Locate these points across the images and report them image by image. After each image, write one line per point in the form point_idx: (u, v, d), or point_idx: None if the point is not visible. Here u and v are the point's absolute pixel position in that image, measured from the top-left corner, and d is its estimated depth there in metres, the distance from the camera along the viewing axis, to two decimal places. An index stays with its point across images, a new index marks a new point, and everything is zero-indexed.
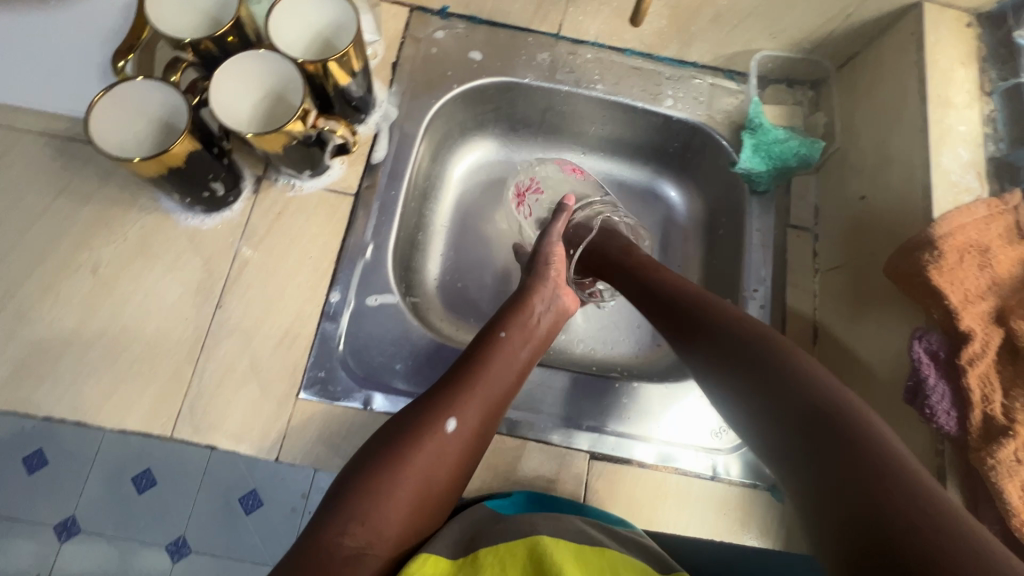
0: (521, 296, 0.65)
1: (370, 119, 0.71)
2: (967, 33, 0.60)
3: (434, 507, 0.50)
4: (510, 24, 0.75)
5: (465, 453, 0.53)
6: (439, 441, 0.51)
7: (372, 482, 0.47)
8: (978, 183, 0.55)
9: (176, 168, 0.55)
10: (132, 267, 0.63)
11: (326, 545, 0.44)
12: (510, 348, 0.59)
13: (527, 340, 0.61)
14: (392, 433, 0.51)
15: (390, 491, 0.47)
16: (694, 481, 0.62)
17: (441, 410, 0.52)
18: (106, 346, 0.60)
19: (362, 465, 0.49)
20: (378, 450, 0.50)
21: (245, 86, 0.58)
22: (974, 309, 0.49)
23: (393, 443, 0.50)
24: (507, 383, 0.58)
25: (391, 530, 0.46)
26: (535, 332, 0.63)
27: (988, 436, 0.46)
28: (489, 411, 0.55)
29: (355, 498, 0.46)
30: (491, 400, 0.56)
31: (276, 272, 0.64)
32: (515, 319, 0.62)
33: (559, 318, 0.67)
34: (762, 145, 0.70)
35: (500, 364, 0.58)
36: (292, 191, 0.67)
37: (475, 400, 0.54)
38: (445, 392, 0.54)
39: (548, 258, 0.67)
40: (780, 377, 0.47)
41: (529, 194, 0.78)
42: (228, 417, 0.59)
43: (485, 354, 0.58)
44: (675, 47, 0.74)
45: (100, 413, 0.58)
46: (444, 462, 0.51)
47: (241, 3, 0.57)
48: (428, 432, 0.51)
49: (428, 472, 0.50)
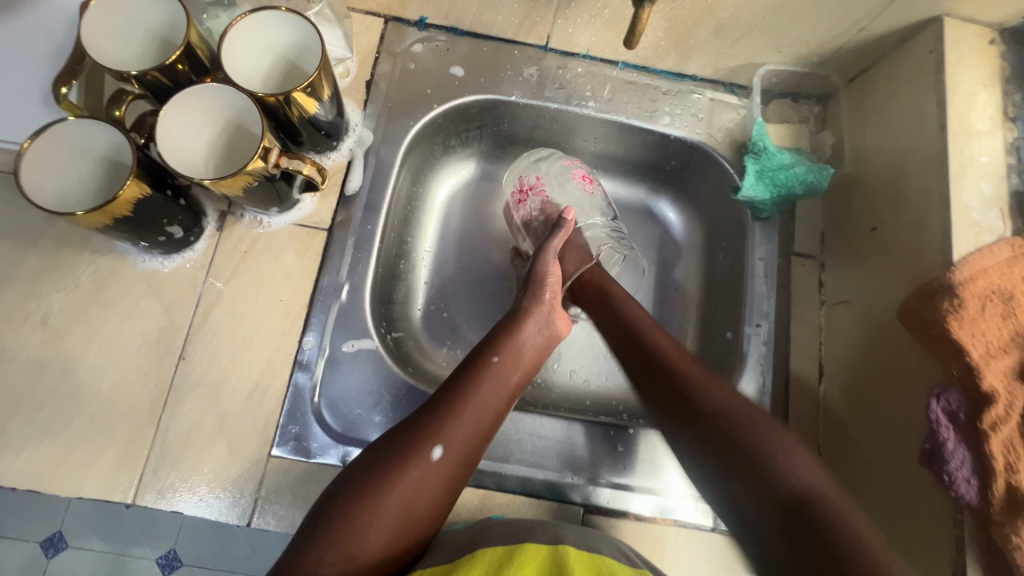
0: (517, 310, 0.60)
1: (343, 145, 0.65)
2: (990, 51, 0.55)
3: (416, 536, 0.46)
4: (494, 36, 0.70)
5: (453, 482, 0.49)
6: (423, 469, 0.47)
7: (352, 509, 0.44)
8: (1002, 222, 0.50)
9: (124, 217, 0.50)
10: (86, 317, 0.58)
11: None
12: (502, 371, 0.54)
13: (520, 361, 0.56)
14: (376, 456, 0.47)
15: (368, 517, 0.44)
16: (693, 534, 0.59)
17: (428, 436, 0.48)
18: (59, 406, 0.55)
19: (344, 490, 0.46)
20: (358, 475, 0.46)
21: (197, 121, 0.54)
22: (996, 365, 0.46)
23: (376, 469, 0.46)
24: (498, 407, 0.53)
25: (368, 558, 0.43)
26: (528, 351, 0.57)
27: (1010, 509, 0.42)
28: (479, 437, 0.50)
29: (334, 525, 0.43)
30: (481, 428, 0.51)
31: (244, 319, 0.60)
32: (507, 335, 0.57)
33: (553, 338, 0.62)
34: (766, 170, 0.66)
35: (493, 386, 0.53)
36: (260, 228, 0.62)
37: (464, 426, 0.49)
38: (434, 414, 0.50)
39: (546, 277, 0.63)
40: (769, 479, 0.46)
41: (530, 195, 0.70)
42: (196, 480, 0.55)
43: (475, 376, 0.53)
44: (673, 60, 0.68)
45: (54, 479, 0.54)
46: (428, 490, 0.47)
47: (189, 26, 0.50)
48: (412, 459, 0.47)
49: (411, 501, 0.46)
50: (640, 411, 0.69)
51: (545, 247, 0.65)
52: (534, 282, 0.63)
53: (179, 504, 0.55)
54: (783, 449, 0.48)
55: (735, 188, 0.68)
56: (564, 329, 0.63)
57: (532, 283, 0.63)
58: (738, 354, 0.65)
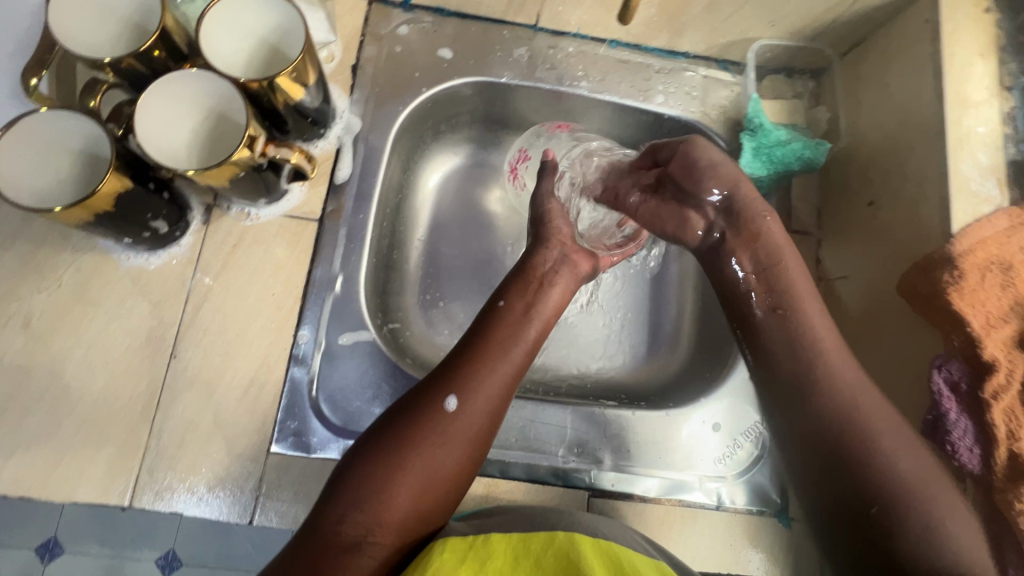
0: (527, 257, 0.58)
1: (331, 132, 0.63)
2: (986, 20, 0.55)
3: (444, 495, 0.44)
4: (482, 15, 0.68)
5: (478, 437, 0.46)
6: (442, 424, 0.44)
7: (370, 469, 0.42)
8: (999, 192, 0.50)
9: (104, 213, 0.47)
10: (71, 318, 0.56)
11: (324, 534, 0.40)
12: (514, 316, 0.52)
13: (534, 305, 0.54)
14: (393, 417, 0.45)
15: (388, 477, 0.42)
16: (698, 512, 0.59)
17: (440, 387, 0.46)
18: (48, 410, 0.54)
19: (365, 449, 0.44)
20: (376, 435, 0.44)
21: (177, 111, 0.52)
22: (997, 335, 0.46)
23: (395, 428, 0.44)
24: (519, 355, 0.50)
25: (394, 513, 0.41)
26: (544, 296, 0.55)
27: (1013, 476, 0.44)
28: (502, 384, 0.48)
29: (353, 484, 0.42)
30: (501, 379, 0.48)
31: (236, 314, 0.58)
32: (520, 284, 0.55)
33: (575, 279, 0.59)
34: (763, 148, 0.65)
35: (507, 332, 0.51)
36: (248, 220, 0.60)
37: (481, 375, 0.47)
38: (448, 366, 0.48)
39: (548, 218, 0.61)
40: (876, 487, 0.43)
41: (520, 166, 0.72)
42: (194, 480, 0.54)
43: (486, 325, 0.51)
44: (665, 37, 0.67)
45: (47, 485, 0.53)
46: (453, 448, 0.44)
47: (164, 10, 0.48)
48: (427, 413, 0.45)
49: (434, 455, 0.43)
50: (643, 394, 0.68)
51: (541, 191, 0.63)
52: (536, 223, 0.61)
53: (180, 505, 0.54)
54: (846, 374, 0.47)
55: (731, 167, 0.67)
56: (587, 265, 0.61)
57: (535, 224, 0.61)
58: None
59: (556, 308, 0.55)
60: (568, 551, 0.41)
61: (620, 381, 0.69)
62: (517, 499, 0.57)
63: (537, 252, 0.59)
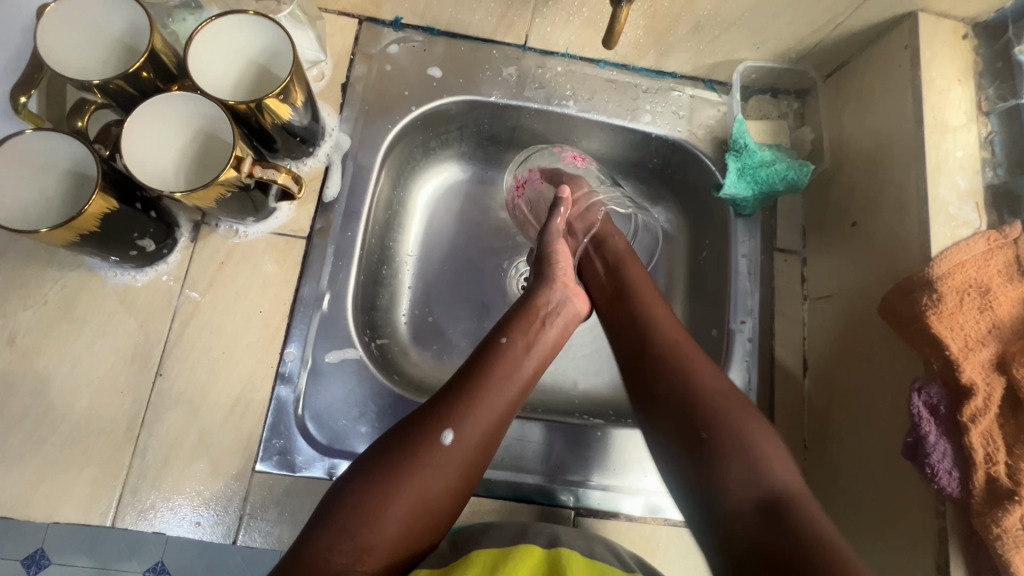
0: (529, 296, 0.58)
1: (320, 150, 0.64)
2: (963, 46, 0.56)
3: (432, 524, 0.44)
4: (471, 35, 0.68)
5: (469, 470, 0.46)
6: (435, 457, 0.44)
7: (363, 499, 0.42)
8: (977, 215, 0.51)
9: (90, 233, 0.48)
10: (55, 336, 0.56)
11: (312, 562, 0.40)
12: (514, 354, 0.52)
13: (534, 344, 0.54)
14: (387, 446, 0.45)
15: (381, 507, 0.42)
16: (683, 531, 0.59)
17: (438, 420, 0.46)
18: (30, 428, 0.54)
19: (357, 477, 0.44)
20: (370, 465, 0.44)
21: (166, 133, 0.52)
22: (975, 358, 0.47)
23: (390, 457, 0.44)
24: (514, 391, 0.50)
25: (383, 542, 0.41)
26: (543, 335, 0.55)
27: (991, 498, 0.44)
28: (497, 419, 0.48)
29: (345, 511, 0.42)
30: (496, 414, 0.48)
31: (222, 332, 0.58)
32: (522, 321, 0.55)
33: (573, 318, 0.59)
34: (747, 168, 0.65)
35: (506, 368, 0.51)
36: (237, 237, 0.60)
37: (478, 410, 0.47)
38: (446, 398, 0.48)
39: (552, 255, 0.61)
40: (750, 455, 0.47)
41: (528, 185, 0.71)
42: (178, 499, 0.54)
43: (486, 360, 0.51)
44: (652, 58, 0.68)
45: (28, 505, 0.52)
46: (444, 480, 0.44)
47: (153, 32, 0.48)
48: (422, 445, 0.45)
49: (427, 487, 0.44)
50: (629, 411, 0.68)
51: (550, 227, 0.64)
52: (540, 260, 0.61)
53: (162, 524, 0.53)
54: (763, 439, 0.48)
55: (717, 186, 0.68)
56: (585, 306, 0.61)
57: (539, 262, 0.61)
58: (723, 350, 0.65)
59: (554, 347, 0.55)
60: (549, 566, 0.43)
61: (607, 398, 0.70)
62: (503, 517, 0.58)
63: (541, 291, 0.59)
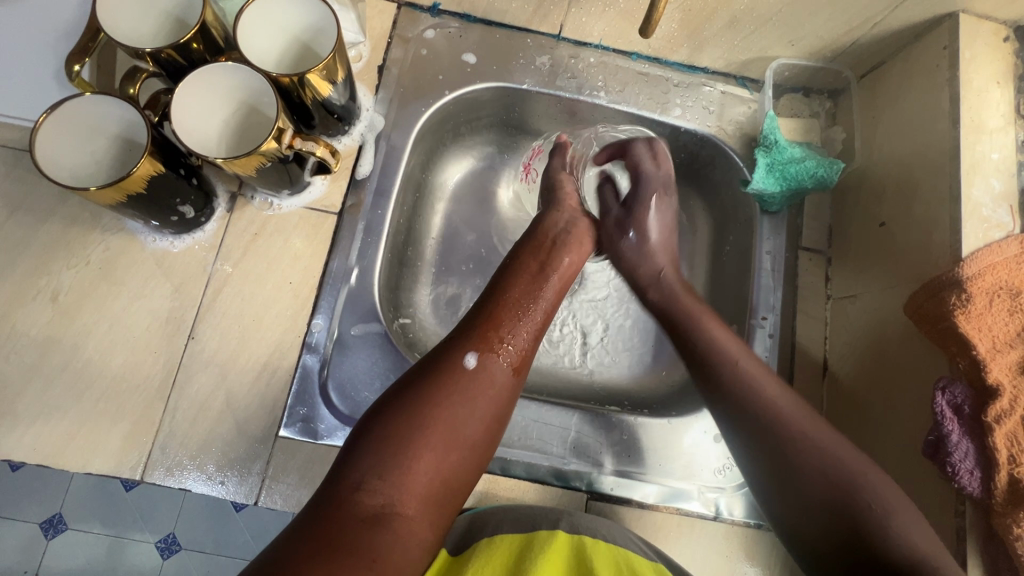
0: (538, 222, 0.62)
1: (354, 130, 0.65)
2: (1004, 49, 0.56)
3: (470, 458, 0.45)
4: (507, 23, 0.70)
5: (497, 396, 0.48)
6: (462, 383, 0.46)
7: (394, 434, 0.43)
8: (1011, 218, 0.51)
9: (136, 194, 0.49)
10: (96, 295, 0.58)
11: (344, 503, 0.40)
12: (528, 274, 0.56)
13: (547, 265, 0.58)
14: (413, 382, 0.46)
15: (410, 442, 0.43)
16: (696, 521, 0.59)
17: (458, 350, 0.48)
18: (69, 381, 0.56)
19: (379, 418, 0.44)
20: (394, 401, 0.45)
21: (212, 101, 0.54)
22: (1001, 360, 0.47)
23: (415, 394, 0.45)
24: (535, 323, 0.53)
25: (421, 480, 0.42)
26: (556, 257, 0.59)
27: (1013, 500, 0.44)
28: (524, 342, 0.52)
29: (373, 446, 0.42)
30: (519, 343, 0.51)
31: (254, 300, 0.60)
32: (532, 249, 0.59)
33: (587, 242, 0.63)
34: (777, 164, 0.65)
35: (523, 291, 0.54)
36: (271, 210, 0.62)
37: (500, 343, 0.50)
38: (463, 332, 0.50)
39: (560, 188, 0.65)
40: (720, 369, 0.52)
41: (534, 161, 0.73)
42: (204, 459, 0.56)
43: (501, 285, 0.55)
44: (685, 52, 0.68)
45: (61, 456, 0.54)
46: (475, 411, 0.46)
47: (206, 5, 0.50)
48: (449, 374, 0.46)
49: (457, 419, 0.45)
50: (647, 402, 0.68)
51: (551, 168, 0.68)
52: (547, 191, 0.66)
53: (187, 482, 0.55)
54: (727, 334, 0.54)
55: (745, 182, 0.68)
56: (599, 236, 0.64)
57: (548, 192, 0.65)
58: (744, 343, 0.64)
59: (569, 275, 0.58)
60: (574, 551, 0.47)
61: (620, 387, 0.70)
62: (518, 494, 0.59)
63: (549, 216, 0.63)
